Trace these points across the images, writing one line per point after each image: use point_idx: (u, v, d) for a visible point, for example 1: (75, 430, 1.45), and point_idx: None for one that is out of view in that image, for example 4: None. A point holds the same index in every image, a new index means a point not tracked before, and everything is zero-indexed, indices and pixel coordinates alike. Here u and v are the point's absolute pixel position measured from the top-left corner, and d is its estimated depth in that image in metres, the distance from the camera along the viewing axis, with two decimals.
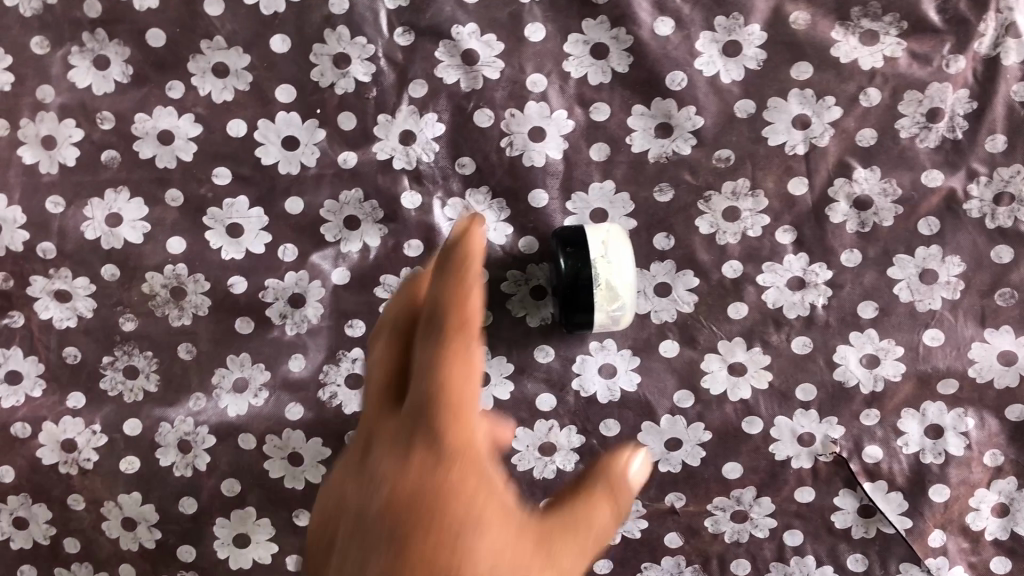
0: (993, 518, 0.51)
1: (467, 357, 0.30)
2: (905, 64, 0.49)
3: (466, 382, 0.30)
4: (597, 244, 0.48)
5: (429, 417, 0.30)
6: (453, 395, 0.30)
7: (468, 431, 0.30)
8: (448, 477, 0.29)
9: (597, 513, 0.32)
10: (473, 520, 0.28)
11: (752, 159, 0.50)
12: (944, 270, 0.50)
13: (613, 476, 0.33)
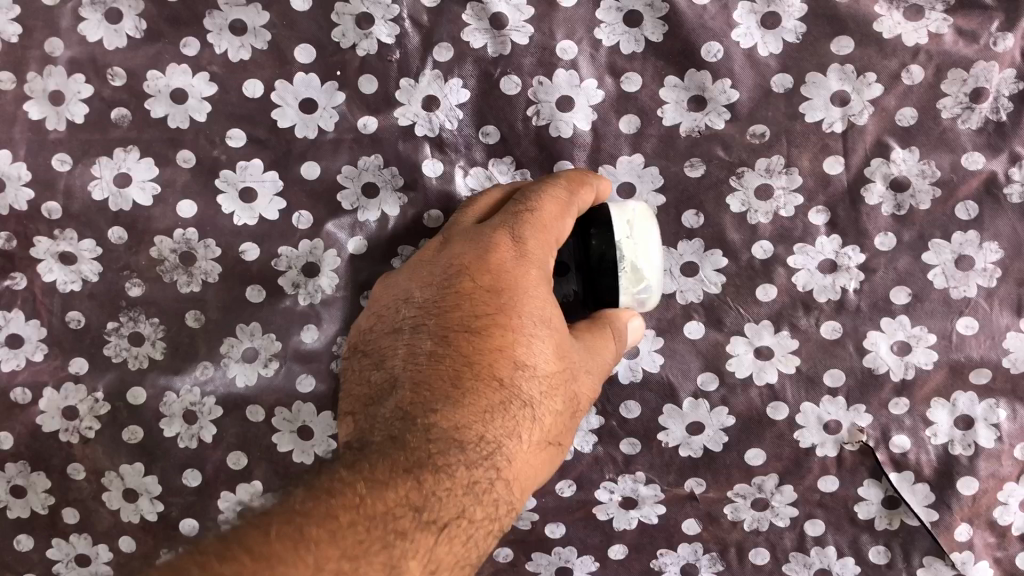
0: (1021, 513, 0.49)
1: (568, 209, 0.44)
2: (951, 41, 0.47)
3: (555, 227, 0.44)
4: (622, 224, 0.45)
5: (524, 227, 0.43)
6: (547, 227, 0.43)
7: (548, 255, 0.44)
8: (528, 280, 0.42)
9: (604, 344, 0.44)
10: (542, 314, 0.42)
11: (787, 136, 0.48)
12: (981, 256, 0.48)
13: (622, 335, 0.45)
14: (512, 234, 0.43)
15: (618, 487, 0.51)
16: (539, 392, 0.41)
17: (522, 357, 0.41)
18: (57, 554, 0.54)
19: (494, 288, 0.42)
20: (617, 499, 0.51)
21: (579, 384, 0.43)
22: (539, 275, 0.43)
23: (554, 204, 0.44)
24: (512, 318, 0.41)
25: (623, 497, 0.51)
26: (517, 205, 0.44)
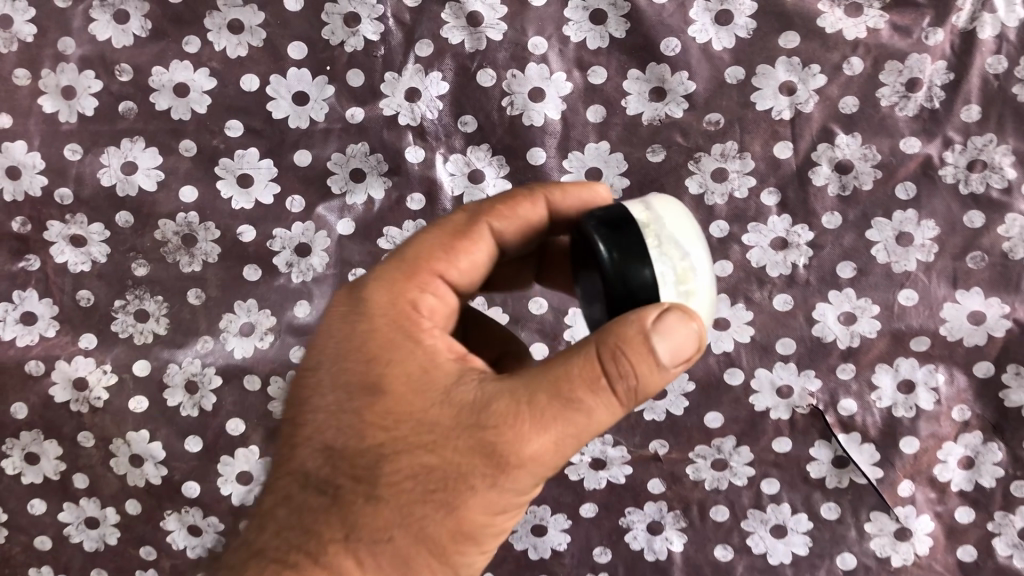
0: (959, 470, 0.53)
1: (449, 239, 0.38)
2: (887, 36, 0.51)
3: (424, 259, 0.37)
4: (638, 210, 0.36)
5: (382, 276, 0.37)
6: (415, 263, 0.37)
7: (417, 294, 0.37)
8: (371, 338, 0.36)
9: (575, 391, 0.31)
10: (386, 375, 0.35)
11: (740, 123, 0.53)
12: (919, 233, 0.52)
13: (617, 364, 0.31)
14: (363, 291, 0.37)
15: (588, 449, 0.55)
16: (379, 469, 0.34)
17: (361, 431, 0.34)
18: (67, 517, 0.58)
19: (332, 361, 0.36)
20: (587, 460, 0.55)
21: (474, 448, 0.32)
22: (392, 329, 0.36)
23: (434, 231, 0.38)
24: (346, 394, 0.35)
25: (592, 458, 0.55)
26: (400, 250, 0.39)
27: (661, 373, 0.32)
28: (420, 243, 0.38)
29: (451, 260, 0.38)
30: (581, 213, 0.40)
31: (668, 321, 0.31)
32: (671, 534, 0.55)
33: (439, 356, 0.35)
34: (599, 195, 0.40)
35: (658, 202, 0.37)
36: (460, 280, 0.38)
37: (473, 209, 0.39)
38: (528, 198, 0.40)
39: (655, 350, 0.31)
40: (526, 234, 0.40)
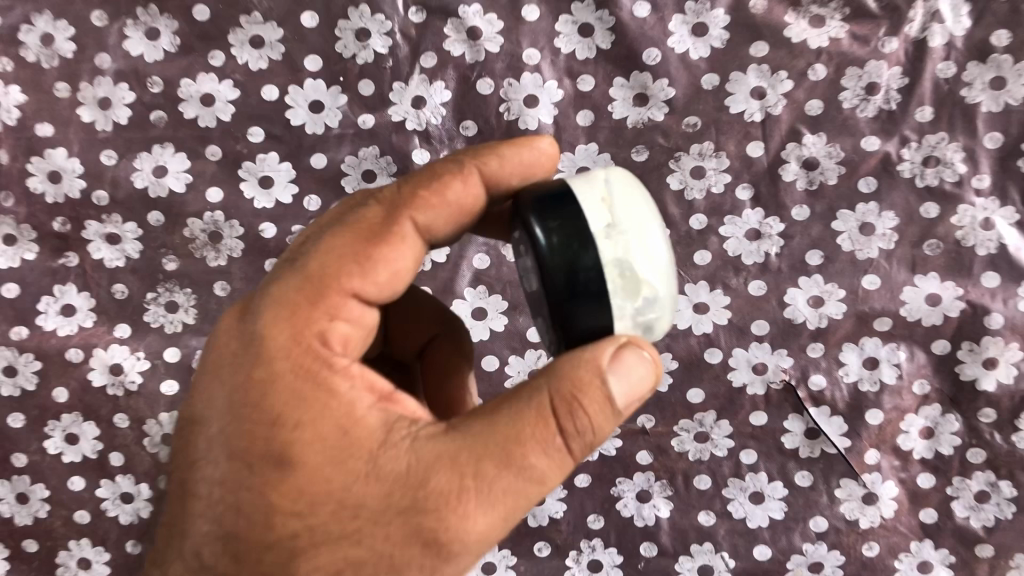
0: (920, 439, 0.59)
1: (368, 252, 0.36)
2: (847, 44, 0.57)
3: (329, 286, 0.35)
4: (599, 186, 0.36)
5: (286, 315, 0.35)
6: (321, 289, 0.35)
7: (324, 326, 0.35)
8: (275, 388, 0.34)
9: (527, 452, 0.33)
10: (293, 433, 0.34)
11: (716, 125, 0.58)
12: (881, 223, 0.58)
13: (574, 418, 0.33)
14: (259, 330, 0.35)
15: None
16: (316, 541, 0.34)
17: (289, 503, 0.34)
18: (104, 492, 0.63)
19: (246, 418, 0.35)
20: None
21: (418, 520, 0.33)
22: (299, 381, 0.34)
23: (338, 248, 0.36)
24: (251, 462, 0.34)
25: None
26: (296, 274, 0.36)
27: (612, 421, 0.34)
28: (321, 264, 0.36)
29: (366, 280, 0.36)
30: (523, 182, 0.40)
31: (627, 358, 0.33)
32: (658, 502, 0.60)
33: (356, 405, 0.34)
34: (542, 160, 0.41)
35: (618, 183, 0.36)
36: (378, 296, 0.36)
37: (392, 209, 0.37)
38: (460, 180, 0.39)
39: (604, 394, 0.33)
40: (459, 220, 0.39)
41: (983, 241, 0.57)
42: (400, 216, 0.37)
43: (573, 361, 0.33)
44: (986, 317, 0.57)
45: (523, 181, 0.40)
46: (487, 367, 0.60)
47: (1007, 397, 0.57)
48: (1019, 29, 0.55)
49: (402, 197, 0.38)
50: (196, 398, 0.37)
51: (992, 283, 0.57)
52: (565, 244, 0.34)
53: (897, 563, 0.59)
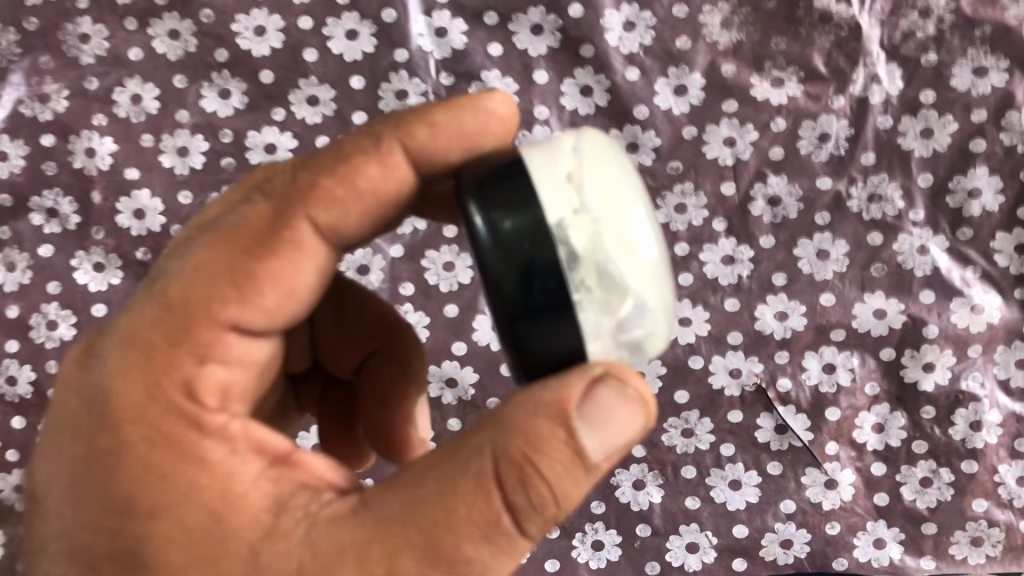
0: (872, 433, 0.69)
1: (254, 269, 0.36)
2: (803, 101, 0.68)
3: (200, 319, 0.36)
4: (564, 162, 0.34)
5: (153, 366, 0.35)
6: (190, 325, 0.36)
7: (193, 367, 0.36)
8: (128, 453, 0.35)
9: (466, 522, 0.32)
10: (152, 505, 0.34)
11: (695, 168, 0.69)
12: (835, 250, 0.69)
13: (535, 476, 0.32)
14: (114, 382, 0.36)
15: None
16: None
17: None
18: None
19: (111, 483, 0.35)
20: None
21: None
22: (161, 450, 0.35)
23: (211, 274, 0.36)
24: (116, 534, 0.34)
25: None
26: (167, 317, 0.36)
27: (581, 481, 0.33)
28: (192, 295, 0.36)
29: (248, 305, 0.36)
30: (463, 156, 0.39)
31: (603, 392, 0.33)
32: (651, 489, 0.71)
33: (237, 473, 0.35)
34: (496, 120, 0.40)
35: (591, 165, 0.34)
36: (263, 322, 0.37)
37: (286, 214, 0.37)
38: (377, 160, 0.38)
39: (568, 450, 0.33)
40: (374, 207, 0.39)
41: (920, 265, 0.68)
42: (298, 217, 0.37)
43: (524, 420, 0.32)
44: (924, 328, 0.68)
45: (463, 152, 0.39)
46: (505, 371, 0.70)
47: (943, 395, 0.68)
48: (941, 88, 0.67)
49: (304, 192, 0.37)
50: (56, 452, 0.37)
51: (929, 299, 0.68)
52: (513, 243, 0.32)
53: (856, 540, 0.69)
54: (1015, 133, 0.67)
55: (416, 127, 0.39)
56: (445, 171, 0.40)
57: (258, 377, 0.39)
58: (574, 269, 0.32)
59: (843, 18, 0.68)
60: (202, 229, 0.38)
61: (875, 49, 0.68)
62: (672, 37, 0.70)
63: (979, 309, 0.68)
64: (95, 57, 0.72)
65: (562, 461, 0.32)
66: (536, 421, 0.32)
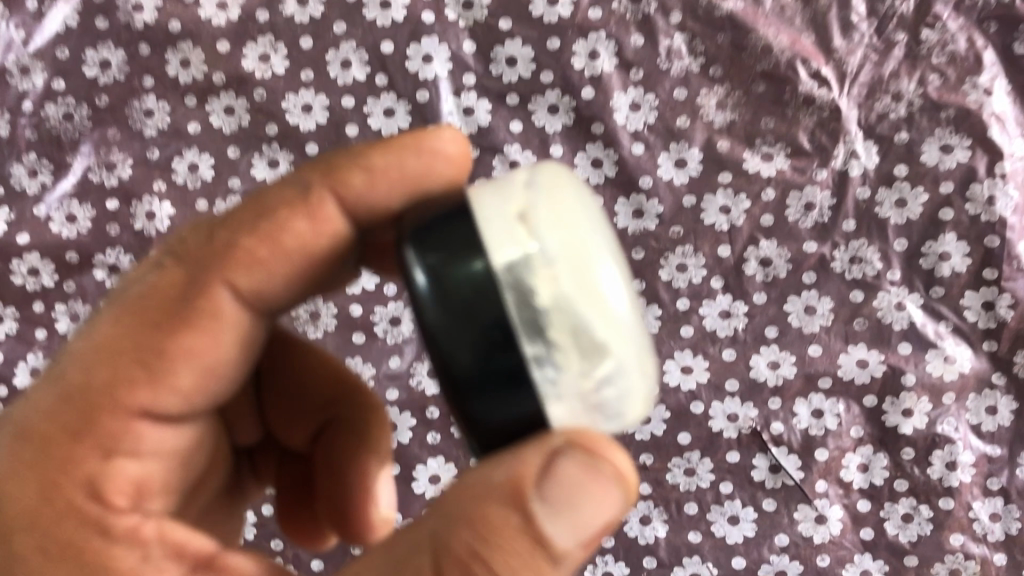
0: (858, 472, 0.76)
1: (165, 347, 0.41)
2: (790, 174, 0.77)
3: (113, 406, 0.41)
4: (514, 198, 0.37)
5: (59, 451, 0.40)
6: (99, 411, 0.41)
7: (102, 460, 0.40)
8: (31, 561, 0.38)
9: None
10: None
11: (695, 232, 0.77)
12: (821, 306, 0.77)
13: (489, 555, 0.34)
14: (16, 476, 0.40)
15: None
16: None
17: None
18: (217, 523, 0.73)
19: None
20: None
21: None
22: (64, 553, 0.38)
23: (119, 361, 0.41)
24: None
25: None
26: (78, 404, 0.41)
27: (546, 569, 0.35)
28: (100, 386, 0.41)
29: (159, 388, 0.41)
30: (406, 197, 0.44)
31: (564, 464, 0.34)
32: (657, 524, 0.77)
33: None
34: (439, 154, 0.45)
35: (552, 214, 0.36)
36: (176, 399, 0.42)
37: (201, 282, 0.42)
38: (307, 216, 0.43)
39: (519, 523, 0.35)
40: (307, 259, 0.44)
41: (898, 319, 0.76)
42: (216, 284, 0.42)
43: (484, 498, 0.35)
44: (902, 376, 0.76)
45: (400, 196, 0.44)
46: None
47: (922, 438, 0.75)
48: (913, 163, 0.76)
49: (222, 256, 0.43)
50: None
51: (906, 351, 0.76)
52: (453, 290, 0.34)
53: (845, 571, 0.75)
54: (978, 204, 0.75)
55: (354, 173, 0.44)
56: (385, 217, 0.45)
57: (175, 462, 0.44)
58: (523, 313, 0.34)
59: (824, 101, 0.77)
60: (108, 302, 0.43)
61: (854, 128, 0.76)
62: (672, 117, 0.78)
63: (952, 359, 0.75)
64: (157, 130, 0.80)
65: (517, 541, 0.34)
66: (493, 500, 0.35)
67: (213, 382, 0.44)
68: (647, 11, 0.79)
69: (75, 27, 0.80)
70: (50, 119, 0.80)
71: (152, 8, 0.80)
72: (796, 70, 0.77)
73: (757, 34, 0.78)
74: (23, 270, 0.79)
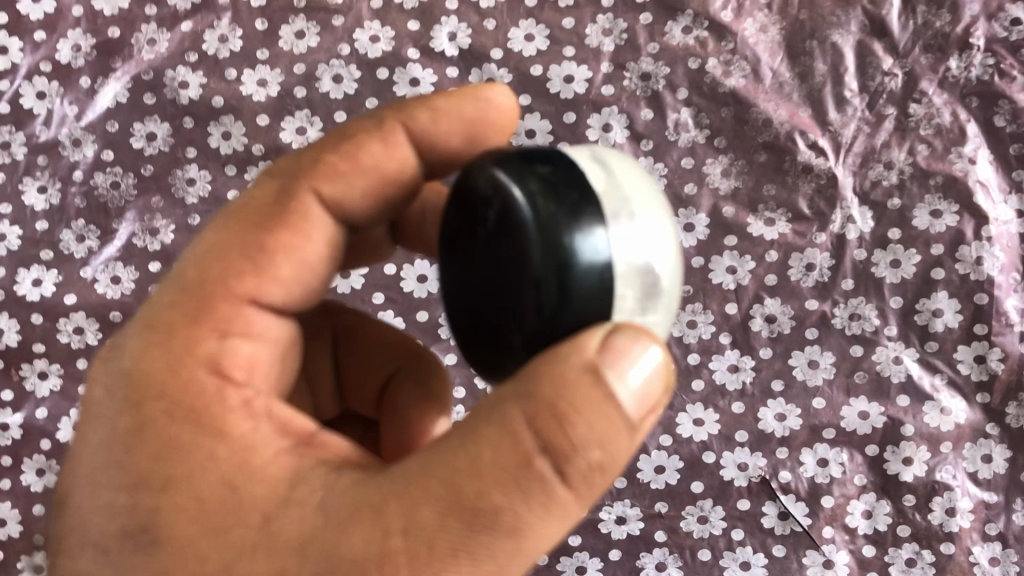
0: (862, 518, 0.80)
1: (271, 240, 0.45)
2: (791, 237, 0.82)
3: (225, 293, 0.44)
4: (600, 177, 0.39)
5: (177, 334, 0.43)
6: (213, 298, 0.43)
7: (218, 341, 0.43)
8: (152, 426, 0.40)
9: (483, 451, 0.35)
10: (175, 473, 0.39)
11: (703, 291, 0.82)
12: (823, 360, 0.81)
13: (559, 397, 0.35)
14: (142, 360, 0.42)
15: (614, 509, 0.81)
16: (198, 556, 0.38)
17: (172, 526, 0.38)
18: None
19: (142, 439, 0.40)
20: (614, 517, 0.81)
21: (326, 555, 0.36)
22: (183, 423, 0.40)
23: (228, 252, 0.44)
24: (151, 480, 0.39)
25: (617, 516, 0.81)
26: (191, 289, 0.44)
27: (617, 423, 0.35)
28: (214, 277, 0.44)
29: (264, 276, 0.44)
30: (462, 135, 0.49)
31: (618, 338, 0.35)
32: (673, 571, 0.80)
33: (260, 448, 0.40)
34: (492, 110, 0.49)
35: (636, 183, 0.40)
36: (279, 291, 0.45)
37: (294, 187, 0.46)
38: (381, 141, 0.48)
39: (590, 382, 0.35)
40: (382, 181, 0.48)
41: (896, 372, 0.81)
42: (305, 190, 0.46)
43: (560, 356, 0.35)
44: (902, 426, 0.80)
45: (461, 136, 0.49)
46: None
47: (922, 485, 0.79)
48: (906, 228, 0.82)
49: (313, 168, 0.47)
50: (95, 424, 0.42)
51: (905, 403, 0.80)
52: (552, 252, 0.36)
53: None
54: (967, 264, 0.81)
55: (420, 111, 0.49)
56: (444, 153, 0.49)
57: (280, 358, 0.46)
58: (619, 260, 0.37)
59: (822, 169, 0.82)
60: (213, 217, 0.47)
61: (850, 194, 0.82)
62: (681, 184, 0.83)
63: (948, 411, 0.80)
64: (198, 197, 0.84)
65: (586, 385, 0.35)
66: (566, 357, 0.35)
67: (305, 292, 0.47)
68: (656, 87, 0.84)
69: (125, 102, 0.86)
70: (99, 187, 0.85)
71: (197, 85, 0.85)
72: (795, 142, 0.83)
73: (758, 108, 0.83)
74: (69, 328, 0.84)
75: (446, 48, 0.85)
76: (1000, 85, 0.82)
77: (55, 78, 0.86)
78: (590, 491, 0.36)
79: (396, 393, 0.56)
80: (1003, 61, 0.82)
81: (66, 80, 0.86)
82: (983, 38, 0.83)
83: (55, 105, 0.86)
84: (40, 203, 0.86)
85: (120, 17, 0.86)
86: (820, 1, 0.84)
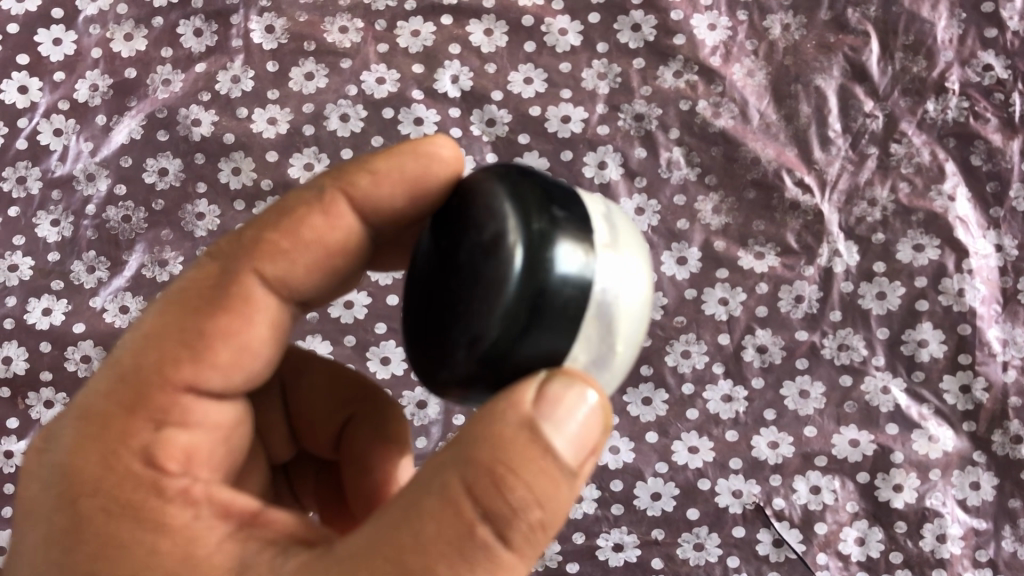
0: (855, 545, 0.81)
1: (208, 327, 0.45)
2: (780, 269, 0.85)
3: (159, 381, 0.43)
4: (604, 233, 0.42)
5: (112, 425, 0.43)
6: (147, 390, 0.43)
7: (152, 430, 0.43)
8: (92, 523, 0.41)
9: (429, 525, 0.37)
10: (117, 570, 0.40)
11: (696, 322, 0.85)
12: (814, 389, 0.84)
13: (502, 457, 0.37)
14: (76, 457, 0.42)
15: (611, 536, 0.82)
16: None
17: None
18: None
19: (82, 536, 0.40)
20: (611, 544, 0.82)
21: None
22: (122, 519, 0.40)
23: (163, 344, 0.44)
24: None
25: (614, 543, 0.82)
26: (128, 378, 0.44)
27: (558, 481, 0.38)
28: (150, 367, 0.44)
29: (201, 363, 0.44)
30: (408, 193, 0.49)
31: (553, 388, 0.38)
32: None
33: (203, 537, 0.40)
34: (436, 156, 0.49)
35: (637, 254, 0.43)
36: (218, 377, 0.45)
37: (236, 271, 0.46)
38: (322, 212, 0.48)
39: (529, 444, 0.37)
40: (325, 241, 0.48)
41: (884, 402, 0.83)
42: (247, 272, 0.46)
43: (500, 427, 0.37)
44: (892, 454, 0.82)
45: (409, 183, 0.49)
46: None
47: (913, 512, 0.81)
48: (890, 261, 0.85)
49: (254, 249, 0.47)
50: (30, 519, 0.43)
51: (894, 431, 0.82)
52: (529, 281, 0.39)
53: None
54: (950, 295, 0.84)
55: (360, 176, 0.49)
56: (389, 210, 0.50)
57: (224, 440, 0.46)
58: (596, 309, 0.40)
59: (808, 205, 0.86)
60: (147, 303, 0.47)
61: (836, 230, 0.86)
62: (673, 220, 0.87)
63: (936, 438, 0.82)
64: (207, 231, 0.87)
65: (526, 448, 0.37)
66: (507, 428, 0.37)
67: (248, 364, 0.46)
68: (649, 127, 0.88)
69: (138, 139, 0.89)
70: (111, 220, 0.88)
71: (209, 122, 0.89)
72: (783, 179, 0.86)
73: (747, 147, 0.87)
74: (76, 357, 0.85)
75: (449, 90, 0.89)
76: (975, 126, 0.87)
77: (71, 116, 0.90)
78: (532, 548, 0.38)
79: (353, 438, 0.57)
80: (977, 104, 0.87)
81: (83, 118, 0.90)
82: (958, 82, 0.87)
83: (71, 142, 0.90)
84: (53, 236, 0.88)
85: (138, 59, 0.91)
86: (804, 48, 0.89)
